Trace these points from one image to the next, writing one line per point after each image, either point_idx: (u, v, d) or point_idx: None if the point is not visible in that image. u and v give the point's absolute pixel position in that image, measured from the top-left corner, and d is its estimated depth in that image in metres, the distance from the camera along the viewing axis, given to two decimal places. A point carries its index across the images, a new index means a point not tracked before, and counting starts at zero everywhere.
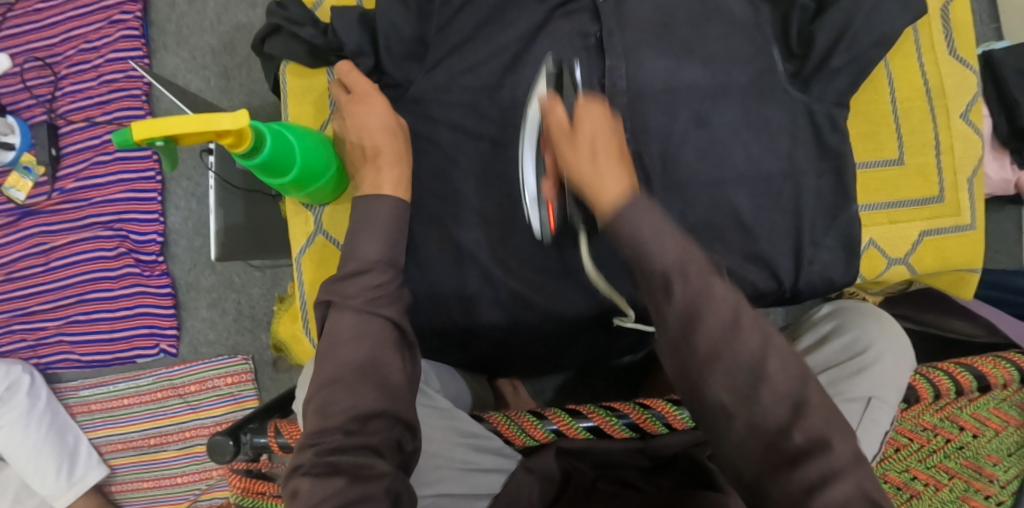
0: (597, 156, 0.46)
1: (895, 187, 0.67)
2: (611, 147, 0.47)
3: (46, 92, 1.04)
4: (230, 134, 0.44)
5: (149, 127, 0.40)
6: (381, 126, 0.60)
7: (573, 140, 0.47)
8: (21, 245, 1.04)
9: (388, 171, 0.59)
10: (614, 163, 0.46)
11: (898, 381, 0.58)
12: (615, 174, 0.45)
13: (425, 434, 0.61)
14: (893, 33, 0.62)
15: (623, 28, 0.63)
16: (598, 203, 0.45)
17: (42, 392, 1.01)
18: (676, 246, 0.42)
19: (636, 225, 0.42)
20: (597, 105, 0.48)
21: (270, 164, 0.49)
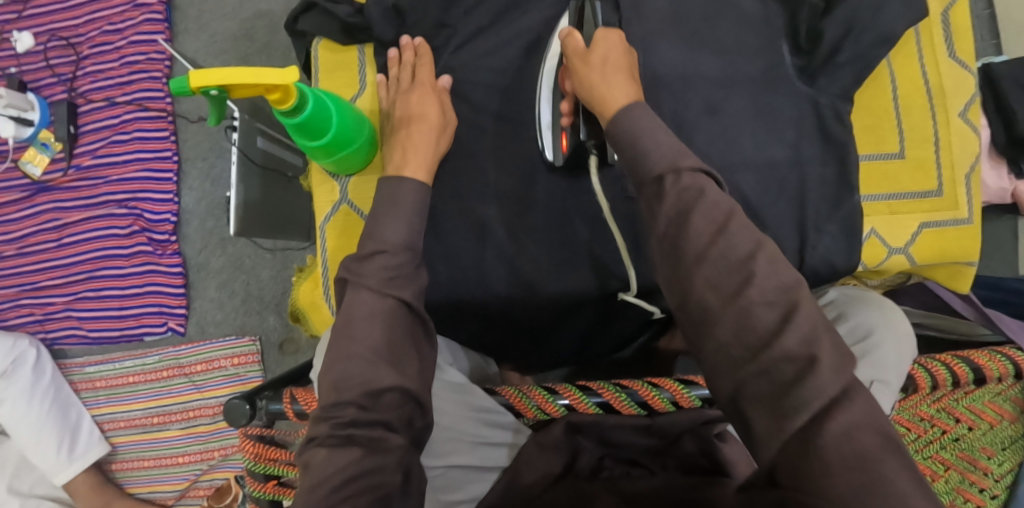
0: (608, 64, 0.54)
1: (895, 180, 0.70)
2: (620, 63, 0.55)
3: (67, 71, 1.06)
4: (278, 91, 0.49)
5: (202, 76, 0.46)
6: (426, 115, 0.63)
7: (588, 56, 0.55)
8: (34, 221, 1.06)
9: (421, 149, 0.61)
10: (621, 72, 0.54)
11: (900, 366, 0.60)
12: (621, 83, 0.53)
13: (438, 406, 0.62)
14: (895, 32, 0.64)
15: (641, 19, 0.66)
16: (603, 106, 0.53)
17: (48, 368, 1.01)
18: (670, 151, 0.47)
19: (635, 121, 0.49)
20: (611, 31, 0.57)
21: (310, 125, 0.53)
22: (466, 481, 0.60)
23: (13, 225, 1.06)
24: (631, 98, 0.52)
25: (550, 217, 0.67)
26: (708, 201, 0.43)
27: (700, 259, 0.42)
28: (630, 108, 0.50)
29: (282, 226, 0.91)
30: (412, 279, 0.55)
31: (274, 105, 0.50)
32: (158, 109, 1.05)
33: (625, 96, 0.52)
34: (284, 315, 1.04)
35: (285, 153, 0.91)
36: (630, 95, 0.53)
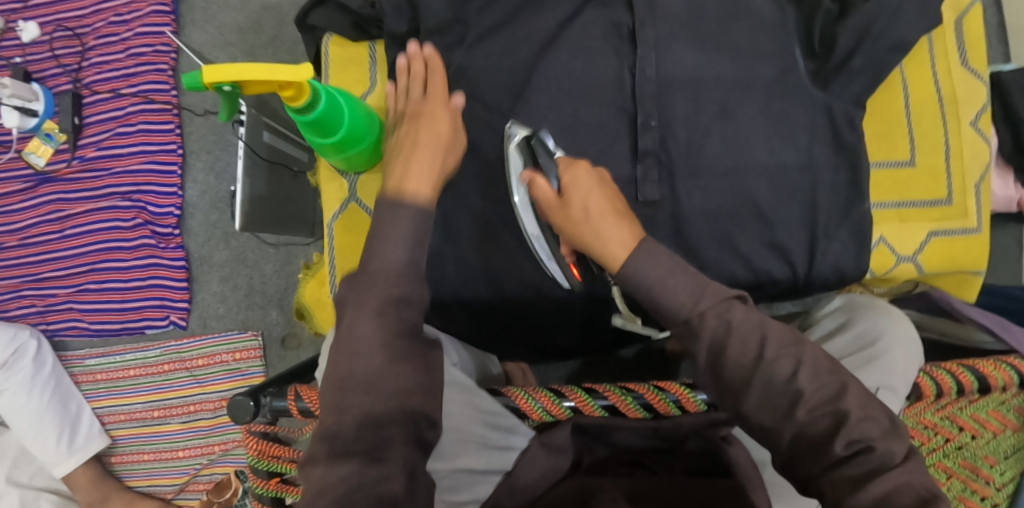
0: (594, 220, 0.49)
1: (905, 186, 0.69)
2: (604, 206, 0.50)
3: (72, 62, 1.06)
4: (291, 87, 0.50)
5: (215, 71, 0.46)
6: (434, 137, 0.57)
7: (568, 207, 0.51)
8: (37, 212, 1.05)
9: (423, 166, 0.54)
10: (617, 220, 0.49)
11: (909, 372, 0.60)
12: (614, 231, 0.48)
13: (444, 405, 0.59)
14: (907, 38, 0.65)
15: (655, 21, 0.66)
16: (607, 264, 0.49)
17: (49, 359, 1.01)
18: (695, 290, 0.45)
19: (657, 272, 0.46)
20: (580, 166, 0.51)
21: (322, 121, 0.54)
22: (471, 482, 0.58)
23: (16, 216, 1.06)
24: (637, 238, 0.48)
25: None
26: (737, 330, 0.44)
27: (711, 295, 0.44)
28: (640, 258, 0.46)
29: (288, 221, 0.90)
30: None
31: (287, 102, 0.51)
32: (164, 101, 1.05)
33: (631, 243, 0.48)
34: (287, 310, 1.04)
35: (290, 147, 0.90)
36: (634, 243, 0.48)
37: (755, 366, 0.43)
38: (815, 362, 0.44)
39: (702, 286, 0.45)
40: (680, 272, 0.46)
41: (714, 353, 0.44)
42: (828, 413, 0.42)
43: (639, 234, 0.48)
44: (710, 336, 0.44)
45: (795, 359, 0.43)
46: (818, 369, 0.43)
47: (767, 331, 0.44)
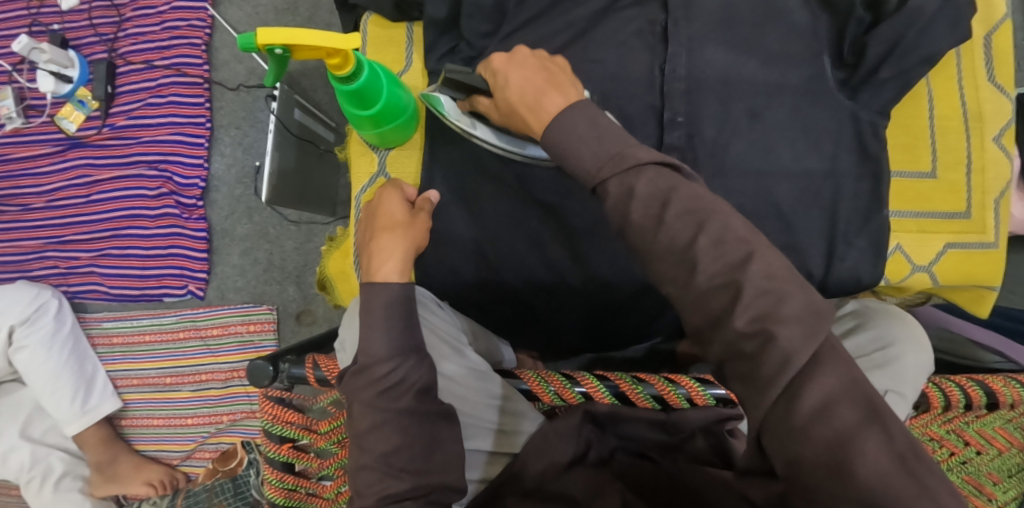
0: (517, 104, 0.52)
1: (927, 198, 0.70)
2: (535, 83, 0.51)
3: (108, 31, 1.07)
4: (337, 55, 0.54)
5: (270, 34, 0.50)
6: (391, 222, 0.60)
7: (496, 101, 0.55)
8: (66, 175, 1.07)
9: (391, 254, 0.57)
10: (546, 94, 0.50)
11: (917, 380, 0.61)
12: (544, 103, 0.50)
13: (460, 393, 0.60)
14: (940, 53, 0.63)
15: (689, 20, 0.67)
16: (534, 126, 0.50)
17: (68, 319, 1.03)
18: (606, 156, 0.45)
19: (572, 135, 0.46)
20: (494, 57, 0.54)
21: (362, 92, 0.58)
22: (483, 462, 0.62)
23: (45, 178, 1.08)
24: (565, 103, 0.49)
25: (584, 209, 0.68)
26: (642, 197, 0.43)
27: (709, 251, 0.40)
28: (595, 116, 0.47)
29: (313, 198, 0.93)
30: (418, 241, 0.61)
31: (332, 70, 0.55)
32: (196, 75, 1.07)
33: (553, 110, 0.49)
34: (304, 287, 1.06)
35: (318, 127, 0.92)
36: (559, 108, 0.48)
37: (656, 231, 0.42)
38: (723, 230, 0.41)
39: (618, 150, 0.45)
40: (595, 136, 0.46)
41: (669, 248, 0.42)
42: (728, 286, 0.39)
43: (573, 97, 0.50)
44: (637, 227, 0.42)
45: (698, 221, 0.41)
46: (723, 235, 0.40)
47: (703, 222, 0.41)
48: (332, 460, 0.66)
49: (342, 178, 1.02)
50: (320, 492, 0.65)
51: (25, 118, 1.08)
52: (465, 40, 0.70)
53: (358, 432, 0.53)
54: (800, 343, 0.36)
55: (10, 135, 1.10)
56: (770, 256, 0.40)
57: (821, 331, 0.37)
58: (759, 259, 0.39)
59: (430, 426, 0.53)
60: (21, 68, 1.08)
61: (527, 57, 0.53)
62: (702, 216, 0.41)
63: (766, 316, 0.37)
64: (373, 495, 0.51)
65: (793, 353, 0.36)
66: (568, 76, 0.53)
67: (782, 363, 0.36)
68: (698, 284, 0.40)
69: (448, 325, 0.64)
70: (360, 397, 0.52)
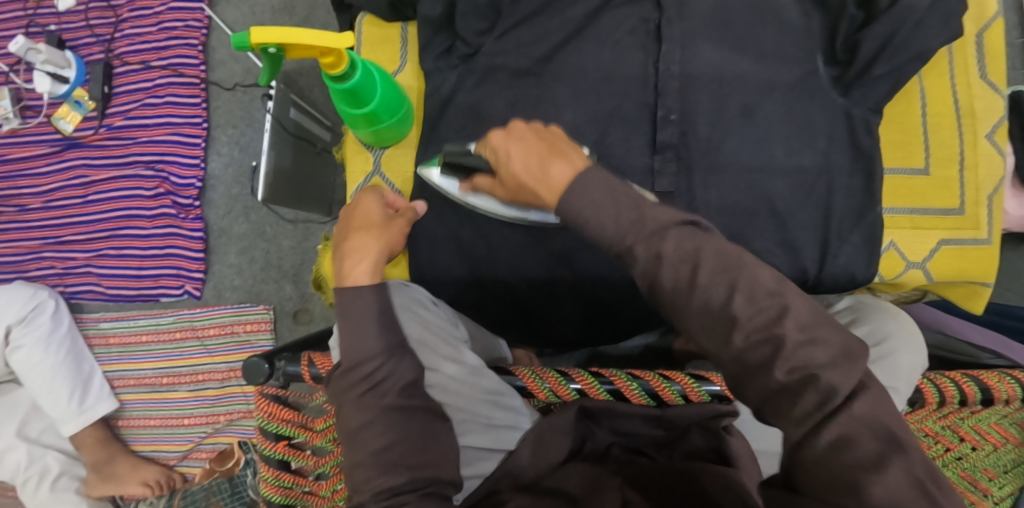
0: (523, 180, 0.49)
1: (920, 195, 0.70)
2: (538, 153, 0.49)
3: (105, 32, 1.07)
4: (331, 54, 0.54)
5: (263, 33, 0.51)
6: (366, 222, 0.61)
7: (501, 179, 0.53)
8: (63, 176, 1.07)
9: (363, 254, 0.58)
10: (553, 162, 0.47)
11: (913, 374, 0.61)
12: (551, 169, 0.47)
13: (454, 390, 0.61)
14: (932, 49, 0.64)
15: (682, 18, 0.67)
16: (546, 192, 0.47)
17: (65, 319, 1.03)
18: (628, 222, 0.43)
19: (590, 199, 0.44)
20: (493, 135, 0.52)
21: (356, 91, 0.59)
22: (477, 459, 0.62)
23: (42, 178, 1.08)
24: (572, 171, 0.46)
25: None
26: (669, 261, 0.41)
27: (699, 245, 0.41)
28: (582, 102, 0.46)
29: (309, 197, 0.93)
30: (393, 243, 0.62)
31: (327, 70, 0.56)
32: (193, 75, 1.07)
33: (562, 181, 0.46)
34: (300, 286, 1.06)
35: (314, 126, 0.92)
36: (569, 180, 0.45)
37: (689, 294, 0.40)
38: (753, 284, 0.40)
39: (637, 216, 0.43)
40: (613, 203, 0.44)
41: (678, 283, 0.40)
42: (737, 294, 0.39)
43: (581, 163, 0.47)
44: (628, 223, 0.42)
45: (729, 281, 0.40)
46: (756, 291, 0.40)
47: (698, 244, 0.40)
48: (328, 458, 0.66)
49: (338, 177, 1.02)
50: (316, 490, 0.65)
51: (22, 119, 1.08)
52: (460, 39, 0.71)
53: (350, 428, 0.53)
54: (842, 380, 0.37)
55: (7, 135, 1.10)
56: (800, 304, 0.40)
57: (856, 367, 0.38)
58: (794, 313, 0.39)
59: (423, 421, 0.54)
60: (18, 68, 1.08)
61: (524, 131, 0.51)
62: None
63: (789, 348, 0.37)
64: (370, 491, 0.51)
65: (836, 388, 0.37)
66: (569, 141, 0.50)
67: (823, 400, 0.37)
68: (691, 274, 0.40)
69: (443, 322, 0.65)
70: (350, 394, 0.53)
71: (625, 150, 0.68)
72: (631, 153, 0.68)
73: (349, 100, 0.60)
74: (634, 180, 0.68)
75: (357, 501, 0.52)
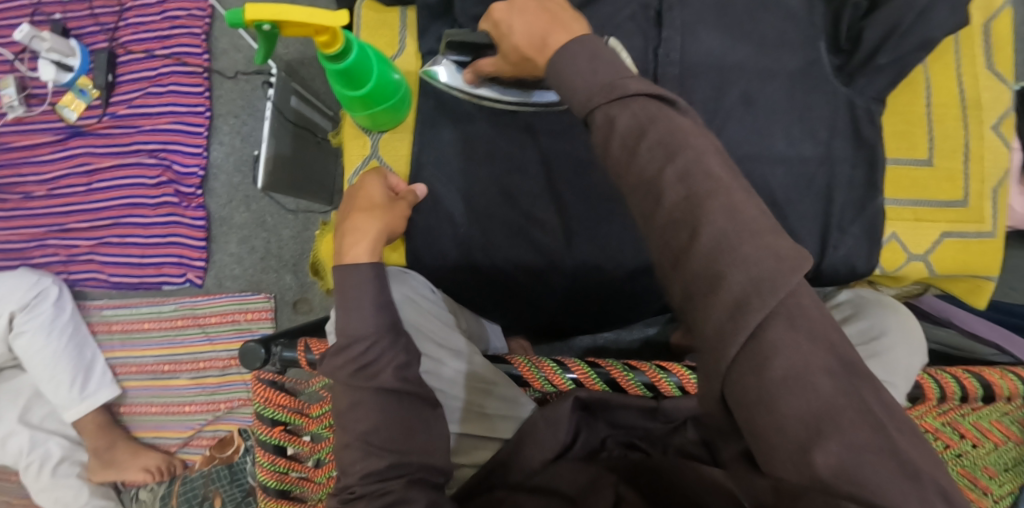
0: (529, 41, 0.49)
1: (923, 186, 0.69)
2: (540, 22, 0.49)
3: (109, 21, 1.08)
4: (326, 33, 0.54)
5: (259, 10, 0.50)
6: (368, 204, 0.61)
7: (505, 52, 0.54)
8: (67, 164, 1.08)
9: (365, 233, 0.58)
10: (544, 37, 0.48)
11: (911, 369, 0.61)
12: (547, 33, 0.48)
13: (447, 376, 0.62)
14: (938, 38, 0.63)
15: (683, 6, 0.67)
16: (541, 50, 0.49)
17: (68, 306, 1.04)
18: (598, 85, 0.43)
19: (570, 68, 0.44)
20: (494, 8, 0.52)
21: (351, 72, 0.58)
22: (471, 447, 0.62)
23: (46, 166, 1.09)
24: (568, 38, 0.47)
25: (577, 194, 0.67)
26: (624, 128, 0.41)
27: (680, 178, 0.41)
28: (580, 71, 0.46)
29: (309, 186, 0.92)
30: (395, 225, 0.62)
31: (322, 49, 0.55)
32: (196, 64, 1.07)
33: (556, 44, 0.47)
34: (300, 275, 1.06)
35: (315, 115, 0.93)
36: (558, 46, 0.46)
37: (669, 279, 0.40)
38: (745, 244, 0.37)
39: (611, 79, 0.43)
40: (591, 68, 0.44)
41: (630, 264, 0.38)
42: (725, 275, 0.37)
43: (581, 26, 0.48)
44: (602, 125, 0.42)
45: (673, 169, 0.39)
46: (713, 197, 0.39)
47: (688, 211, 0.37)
48: (323, 445, 0.66)
49: (339, 167, 1.02)
50: (311, 476, 0.66)
51: (26, 107, 1.09)
52: (459, 24, 0.70)
53: (343, 405, 0.53)
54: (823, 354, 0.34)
55: (12, 123, 1.10)
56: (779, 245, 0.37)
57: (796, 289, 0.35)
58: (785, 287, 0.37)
59: (415, 405, 0.54)
60: (23, 56, 1.09)
61: (527, 1, 0.50)
62: (684, 175, 0.39)
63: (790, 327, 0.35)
64: (356, 474, 0.51)
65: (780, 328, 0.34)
66: (571, 13, 0.50)
67: (767, 338, 0.34)
68: (672, 243, 0.38)
69: (439, 310, 0.65)
70: (339, 375, 0.53)
71: None
72: None
73: (344, 80, 0.60)
74: None
75: (345, 482, 0.52)
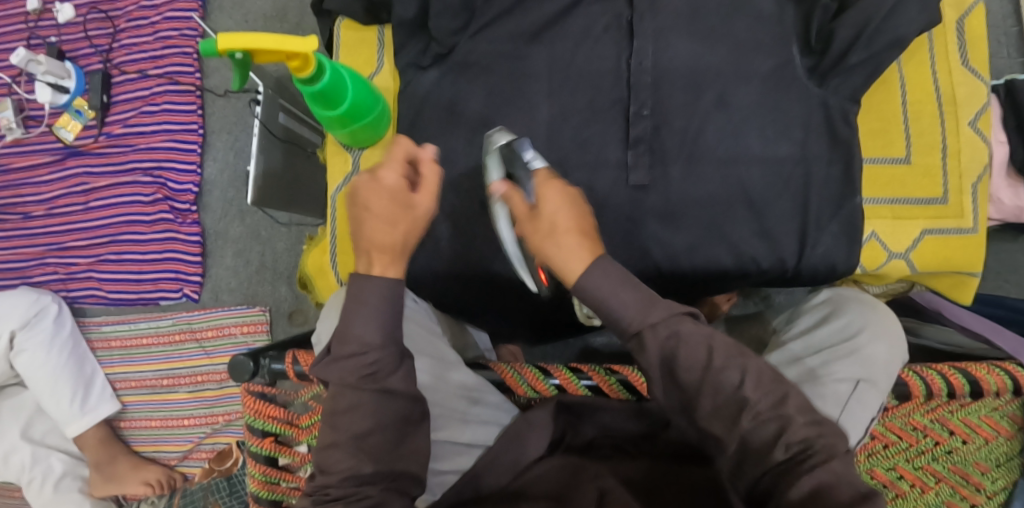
0: (550, 243, 0.49)
1: (901, 184, 0.70)
2: (571, 226, 0.50)
3: (103, 43, 1.10)
4: (297, 58, 0.56)
5: (231, 40, 0.53)
6: (396, 207, 0.54)
7: (534, 227, 0.51)
8: (64, 183, 1.10)
9: (394, 249, 0.53)
10: (575, 237, 0.49)
11: (887, 366, 0.62)
12: (579, 247, 0.49)
13: (433, 383, 0.63)
14: (907, 36, 0.64)
15: (655, 13, 0.68)
16: (562, 270, 0.49)
17: (67, 323, 1.05)
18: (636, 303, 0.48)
19: (603, 283, 0.48)
20: (549, 198, 0.51)
21: (326, 93, 0.60)
22: (454, 454, 0.62)
23: (44, 186, 1.11)
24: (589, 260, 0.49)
25: None
26: (683, 339, 0.47)
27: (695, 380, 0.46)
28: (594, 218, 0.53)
29: (301, 199, 0.94)
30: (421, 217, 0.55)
31: (295, 73, 0.57)
32: (188, 83, 1.08)
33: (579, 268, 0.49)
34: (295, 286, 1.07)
35: (304, 129, 0.94)
36: (585, 262, 0.49)
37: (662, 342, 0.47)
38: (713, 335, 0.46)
39: (645, 302, 0.48)
40: (621, 289, 0.48)
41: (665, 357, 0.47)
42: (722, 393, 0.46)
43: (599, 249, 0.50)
44: (657, 338, 0.47)
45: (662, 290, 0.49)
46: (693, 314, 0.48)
47: (716, 344, 0.47)
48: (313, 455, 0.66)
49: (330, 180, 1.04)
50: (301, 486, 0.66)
51: (24, 129, 1.11)
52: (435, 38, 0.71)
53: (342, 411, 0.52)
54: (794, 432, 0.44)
55: (11, 145, 1.13)
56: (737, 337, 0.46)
57: None
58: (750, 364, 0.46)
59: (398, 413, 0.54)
60: (19, 80, 1.11)
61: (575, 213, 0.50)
62: None
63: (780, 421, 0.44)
64: (337, 475, 0.52)
65: None
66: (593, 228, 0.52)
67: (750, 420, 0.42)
68: None
69: (424, 319, 0.67)
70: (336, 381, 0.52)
71: (598, 145, 0.68)
72: (605, 147, 0.68)
73: (321, 101, 0.61)
74: (608, 174, 0.68)
75: (321, 481, 0.52)
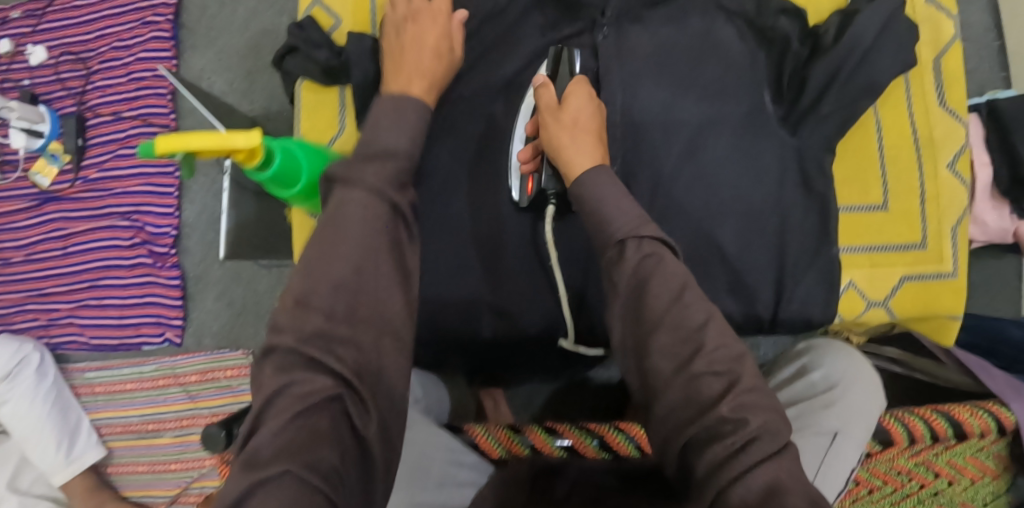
0: (574, 124, 0.56)
1: (879, 230, 0.69)
2: (589, 126, 0.57)
3: (77, 85, 1.09)
4: (244, 151, 0.54)
5: (170, 142, 0.49)
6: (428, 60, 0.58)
7: (558, 116, 0.57)
8: (42, 229, 1.09)
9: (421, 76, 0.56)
10: (591, 136, 0.56)
11: (866, 418, 0.61)
12: (588, 146, 0.55)
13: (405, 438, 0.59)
14: (880, 83, 0.63)
15: (622, 61, 0.66)
16: (568, 165, 0.54)
17: (50, 370, 1.05)
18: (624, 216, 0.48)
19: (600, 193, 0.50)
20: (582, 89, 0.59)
21: (279, 177, 0.59)
22: None
23: (22, 232, 1.10)
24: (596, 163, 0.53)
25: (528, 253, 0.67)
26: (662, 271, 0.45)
27: (657, 325, 0.44)
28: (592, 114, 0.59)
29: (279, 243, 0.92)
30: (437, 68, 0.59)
31: (242, 163, 0.55)
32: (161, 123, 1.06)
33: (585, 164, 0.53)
34: None
35: None
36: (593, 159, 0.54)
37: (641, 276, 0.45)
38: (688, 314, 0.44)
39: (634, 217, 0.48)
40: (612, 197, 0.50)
41: (635, 292, 0.45)
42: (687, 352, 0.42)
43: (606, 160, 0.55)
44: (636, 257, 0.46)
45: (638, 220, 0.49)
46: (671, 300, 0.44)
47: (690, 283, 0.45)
48: None
49: None
50: None
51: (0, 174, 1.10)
52: None
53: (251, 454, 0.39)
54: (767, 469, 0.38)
55: None
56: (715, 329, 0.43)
57: None
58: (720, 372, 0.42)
59: None
60: None
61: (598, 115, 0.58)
62: None
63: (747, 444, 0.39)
64: None
65: None
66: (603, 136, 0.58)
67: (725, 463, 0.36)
68: None
69: None
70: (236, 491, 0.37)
71: None
72: None
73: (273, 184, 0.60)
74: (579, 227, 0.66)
75: None
